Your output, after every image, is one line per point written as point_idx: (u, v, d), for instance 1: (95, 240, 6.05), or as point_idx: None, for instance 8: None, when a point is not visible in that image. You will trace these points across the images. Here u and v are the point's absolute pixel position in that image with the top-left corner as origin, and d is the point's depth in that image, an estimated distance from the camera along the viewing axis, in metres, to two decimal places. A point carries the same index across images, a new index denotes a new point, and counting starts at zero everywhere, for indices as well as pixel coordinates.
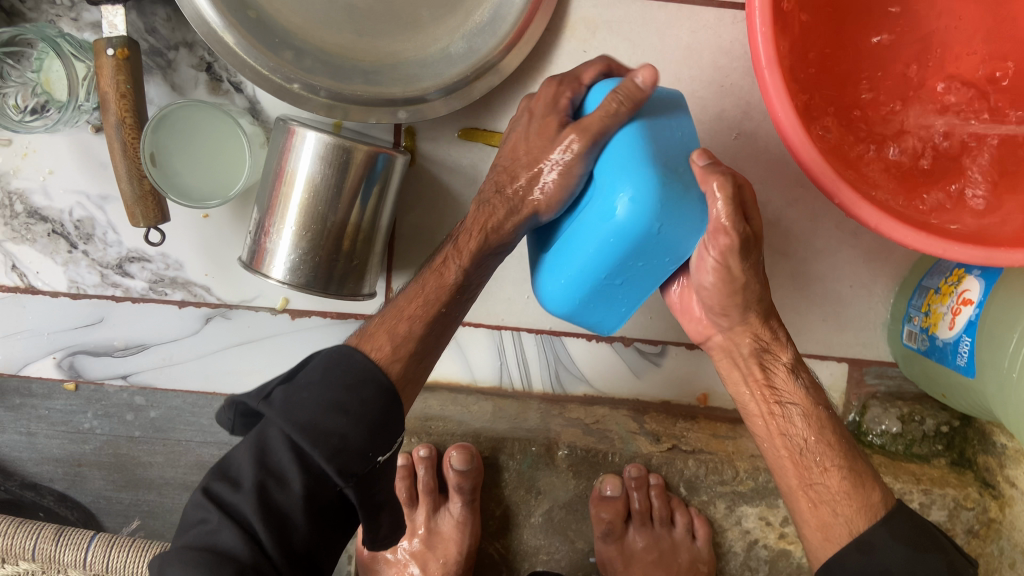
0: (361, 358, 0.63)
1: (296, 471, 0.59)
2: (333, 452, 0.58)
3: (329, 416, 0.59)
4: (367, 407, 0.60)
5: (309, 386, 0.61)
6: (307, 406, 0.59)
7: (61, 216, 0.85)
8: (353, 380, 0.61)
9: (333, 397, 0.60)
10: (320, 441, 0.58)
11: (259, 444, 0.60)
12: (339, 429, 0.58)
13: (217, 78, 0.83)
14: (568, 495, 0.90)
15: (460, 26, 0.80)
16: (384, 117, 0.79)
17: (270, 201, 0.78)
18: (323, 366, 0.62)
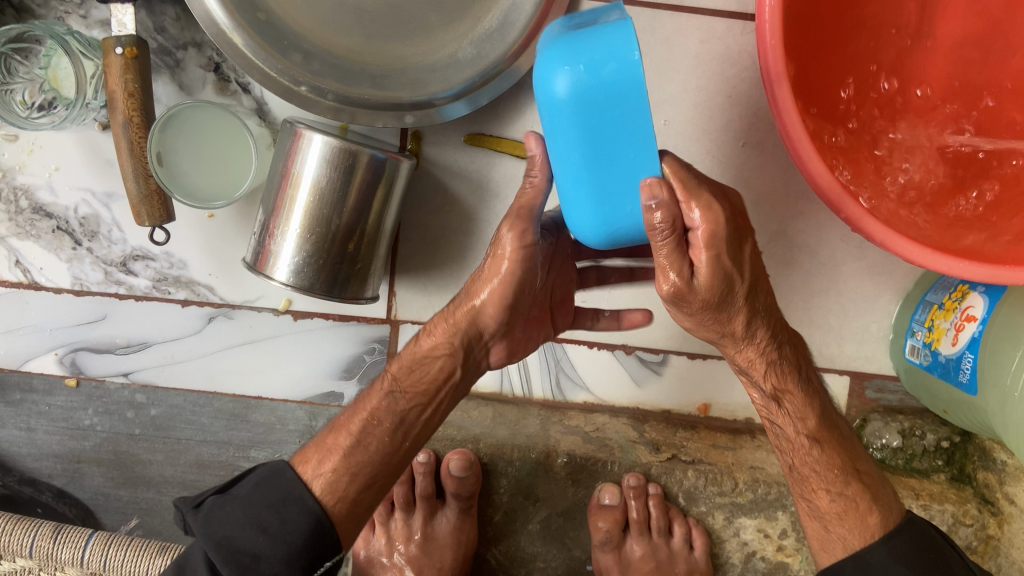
0: (289, 475, 0.67)
1: None
2: (243, 570, 0.62)
3: (247, 532, 0.63)
4: (285, 528, 0.63)
5: (236, 503, 0.66)
6: (228, 522, 0.64)
7: (66, 213, 0.85)
8: (279, 497, 0.65)
9: (256, 516, 0.64)
10: (232, 558, 0.62)
11: (191, 555, 0.66)
12: (253, 549, 0.62)
13: (225, 78, 0.83)
14: (565, 503, 0.92)
15: (469, 31, 0.80)
16: (391, 121, 0.79)
17: (275, 203, 0.79)
18: (256, 480, 0.67)
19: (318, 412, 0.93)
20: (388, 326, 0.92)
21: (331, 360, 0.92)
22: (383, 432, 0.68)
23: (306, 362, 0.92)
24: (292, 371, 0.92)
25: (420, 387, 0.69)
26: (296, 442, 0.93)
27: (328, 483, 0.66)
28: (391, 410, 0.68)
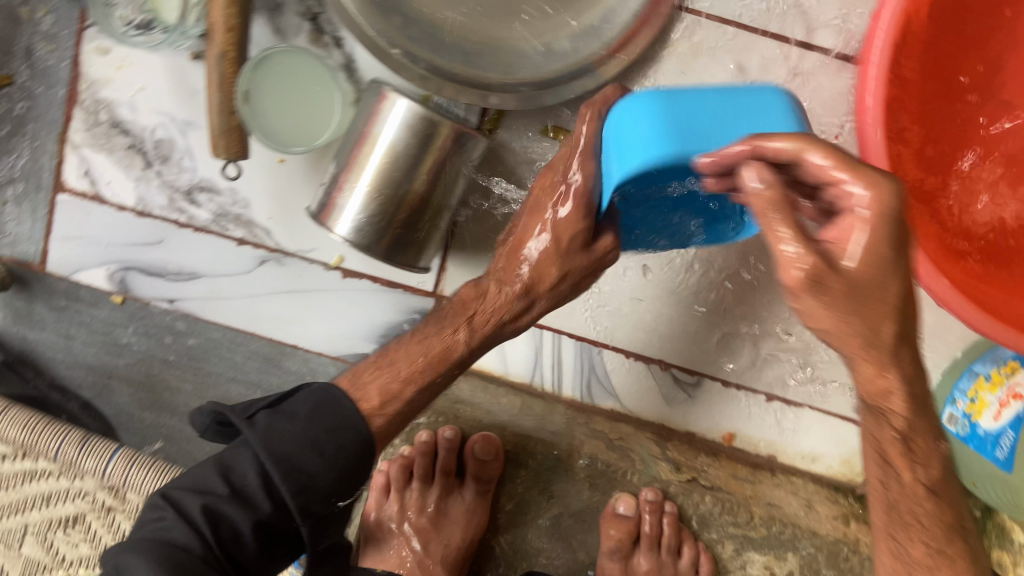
0: (346, 403, 0.66)
1: (263, 496, 0.62)
2: (299, 489, 0.62)
3: (306, 454, 0.62)
4: (341, 452, 0.63)
5: (293, 419, 0.63)
6: (286, 437, 0.62)
7: (143, 134, 0.87)
8: (337, 422, 0.64)
9: (314, 436, 0.63)
10: (290, 475, 0.61)
11: (226, 460, 0.64)
12: (310, 469, 0.62)
13: (321, 29, 0.84)
14: (579, 503, 0.94)
15: (568, 24, 0.80)
16: (473, 100, 0.79)
17: (348, 157, 0.79)
18: (312, 401, 0.65)
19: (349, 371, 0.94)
20: (432, 299, 0.92)
21: (371, 323, 0.93)
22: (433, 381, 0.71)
23: (347, 321, 0.93)
24: (332, 327, 0.93)
25: (450, 349, 0.71)
26: None
27: (383, 420, 0.68)
28: (434, 360, 0.70)
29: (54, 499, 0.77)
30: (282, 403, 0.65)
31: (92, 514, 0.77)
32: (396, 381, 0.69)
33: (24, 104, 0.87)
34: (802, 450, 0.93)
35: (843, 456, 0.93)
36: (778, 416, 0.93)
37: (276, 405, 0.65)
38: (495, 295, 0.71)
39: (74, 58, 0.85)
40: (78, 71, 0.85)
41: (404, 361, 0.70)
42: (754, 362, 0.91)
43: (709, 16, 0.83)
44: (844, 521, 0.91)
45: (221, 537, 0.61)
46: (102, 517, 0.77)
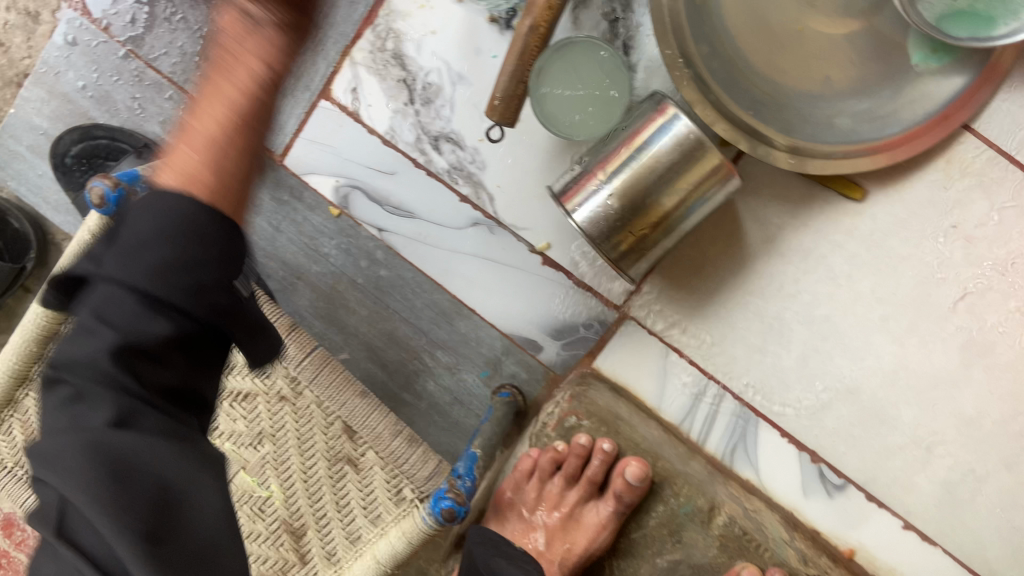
0: (172, 201, 0.53)
1: (158, 322, 0.51)
2: (190, 289, 0.52)
3: (153, 256, 0.51)
4: (209, 234, 0.54)
5: (131, 234, 0.52)
6: (147, 255, 0.51)
7: (417, 73, 0.91)
8: (195, 233, 0.53)
9: (167, 225, 0.52)
10: (165, 281, 0.51)
11: (93, 303, 0.51)
12: (160, 264, 0.51)
13: (616, 33, 0.86)
14: (702, 559, 0.82)
15: (855, 105, 0.81)
16: (743, 144, 0.80)
17: (608, 153, 0.80)
18: (147, 208, 0.54)
19: (513, 351, 0.95)
20: (616, 314, 0.93)
21: (551, 316, 0.94)
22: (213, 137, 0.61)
23: (529, 306, 0.94)
24: (513, 306, 0.94)
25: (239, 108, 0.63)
26: (478, 365, 0.96)
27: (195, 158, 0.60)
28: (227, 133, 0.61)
29: (234, 370, 0.80)
30: (120, 226, 0.53)
31: (263, 397, 0.80)
32: (220, 146, 0.61)
33: None
34: None
35: None
36: (909, 546, 0.91)
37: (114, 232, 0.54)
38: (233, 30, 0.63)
39: None
40: None
41: (183, 151, 0.61)
42: (905, 487, 0.91)
43: (990, 143, 0.84)
44: None
45: (125, 420, 0.52)
46: (271, 404, 0.79)
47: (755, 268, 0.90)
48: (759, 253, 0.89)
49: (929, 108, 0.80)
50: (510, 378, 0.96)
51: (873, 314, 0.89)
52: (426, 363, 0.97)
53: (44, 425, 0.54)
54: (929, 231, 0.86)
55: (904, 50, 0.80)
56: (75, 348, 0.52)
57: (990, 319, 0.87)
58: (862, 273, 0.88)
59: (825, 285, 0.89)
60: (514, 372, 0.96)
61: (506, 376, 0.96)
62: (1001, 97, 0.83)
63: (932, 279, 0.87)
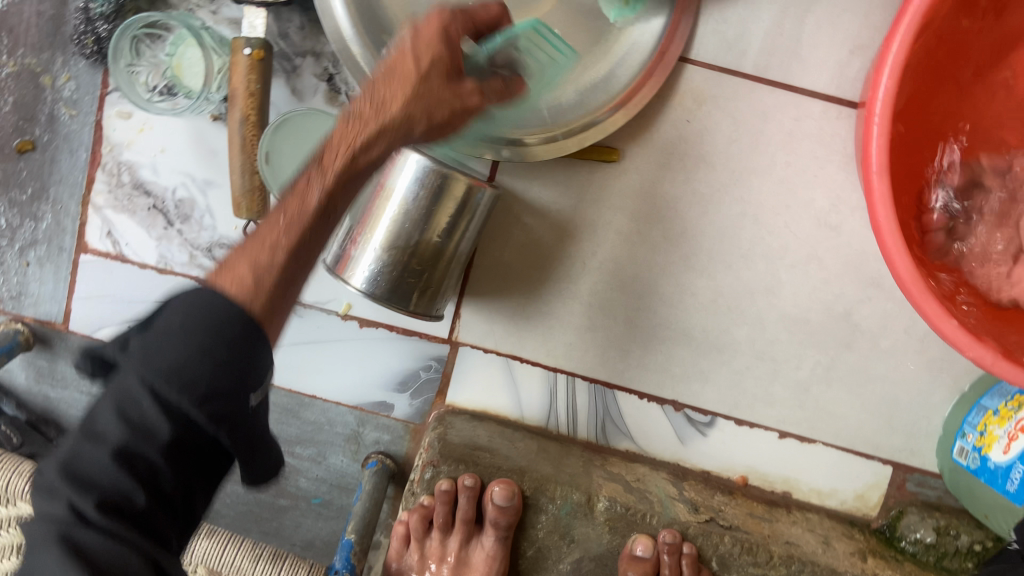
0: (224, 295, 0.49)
1: (160, 420, 0.48)
2: (201, 399, 0.48)
3: (192, 364, 0.47)
4: (212, 373, 0.48)
5: (166, 334, 0.48)
6: (167, 352, 0.48)
7: (164, 194, 0.89)
8: (213, 321, 0.48)
9: (196, 346, 0.48)
10: (184, 388, 0.47)
11: (115, 397, 0.48)
12: (207, 377, 0.48)
13: (336, 89, 0.86)
14: (599, 548, 0.85)
15: (577, 78, 0.85)
16: (488, 152, 0.83)
17: (363, 212, 0.80)
18: (185, 305, 0.49)
19: (368, 420, 0.95)
20: (448, 346, 0.93)
21: (387, 371, 0.94)
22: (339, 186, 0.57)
23: (364, 370, 0.94)
24: (349, 377, 0.94)
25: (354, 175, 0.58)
26: (341, 445, 0.96)
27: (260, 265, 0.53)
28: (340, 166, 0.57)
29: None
30: (153, 318, 0.50)
31: None
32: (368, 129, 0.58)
33: (45, 168, 0.89)
34: (816, 486, 0.95)
35: (858, 491, 0.95)
36: (792, 452, 0.95)
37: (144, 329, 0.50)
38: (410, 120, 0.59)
39: (96, 122, 0.88)
40: (100, 134, 0.88)
41: (263, 232, 0.54)
42: (766, 400, 0.93)
43: (713, 66, 0.86)
44: (862, 558, 0.87)
45: (123, 460, 0.48)
46: None
47: (554, 256, 0.91)
48: (552, 241, 0.91)
49: (643, 55, 0.83)
50: (375, 445, 0.96)
51: (675, 257, 0.91)
52: (291, 464, 0.97)
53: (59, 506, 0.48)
54: (692, 162, 0.89)
55: (599, 12, 0.82)
56: (87, 442, 0.49)
57: (779, 222, 0.89)
58: (649, 224, 0.90)
59: (623, 247, 0.91)
60: (377, 437, 0.95)
61: (370, 444, 0.96)
62: (703, 20, 0.85)
63: (714, 206, 0.89)
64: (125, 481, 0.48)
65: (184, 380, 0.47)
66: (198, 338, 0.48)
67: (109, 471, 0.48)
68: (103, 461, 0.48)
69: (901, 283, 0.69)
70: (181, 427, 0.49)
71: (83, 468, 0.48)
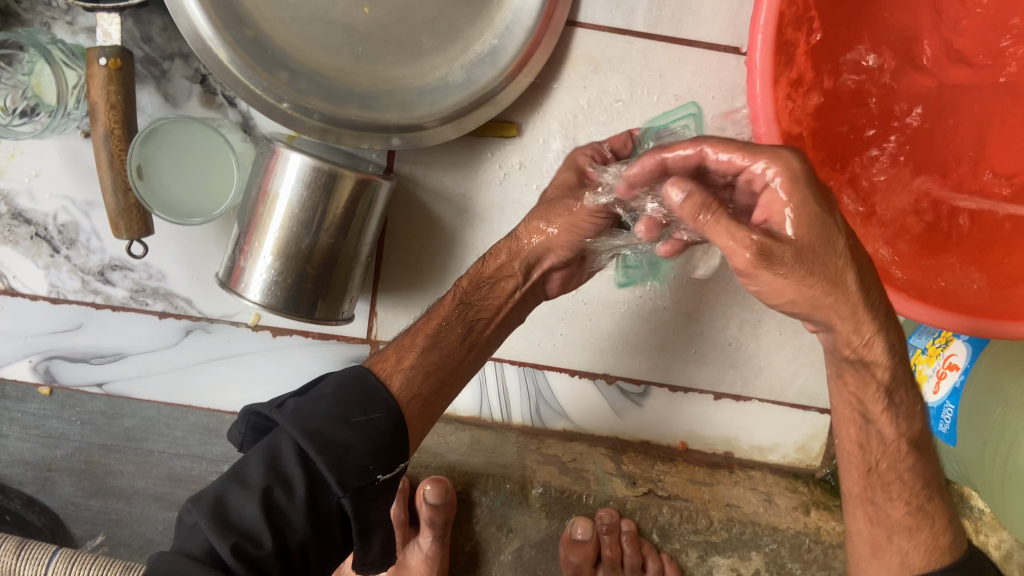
0: (374, 379, 0.68)
1: (299, 475, 0.61)
2: (335, 461, 0.61)
3: (337, 427, 0.62)
4: (372, 425, 0.64)
5: (322, 399, 0.65)
6: (316, 415, 0.63)
7: (45, 220, 0.84)
8: (364, 397, 0.65)
9: (343, 411, 0.64)
10: (325, 448, 0.61)
11: (267, 448, 0.62)
12: (344, 441, 0.62)
13: (212, 91, 0.81)
14: (539, 535, 0.83)
15: (461, 55, 0.79)
16: (377, 143, 0.78)
17: (250, 219, 0.76)
18: (336, 381, 0.67)
19: None
20: (368, 345, 0.90)
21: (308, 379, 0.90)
22: (453, 337, 0.73)
23: (284, 380, 0.90)
24: (270, 388, 0.90)
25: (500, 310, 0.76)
26: None
27: (385, 401, 0.67)
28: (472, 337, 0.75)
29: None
30: (309, 390, 0.68)
31: None
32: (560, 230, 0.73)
33: None
34: (757, 443, 0.94)
35: (798, 442, 0.94)
36: (729, 413, 0.93)
37: (300, 394, 0.67)
38: (507, 276, 0.76)
39: None
40: None
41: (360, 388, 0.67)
42: (698, 363, 0.92)
43: (602, 28, 0.82)
44: (804, 513, 0.86)
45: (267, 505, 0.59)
46: None
47: (464, 242, 0.88)
48: (461, 227, 0.88)
49: (525, 24, 0.78)
50: None
51: None
52: None
53: (219, 515, 0.59)
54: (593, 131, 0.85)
55: None
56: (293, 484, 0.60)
57: None
58: None
59: None
60: None
61: None
62: None
63: None
64: (260, 527, 0.59)
65: (326, 450, 0.61)
66: (353, 402, 0.65)
67: (262, 519, 0.59)
68: (248, 507, 0.59)
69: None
70: (316, 488, 0.61)
71: (231, 506, 0.60)
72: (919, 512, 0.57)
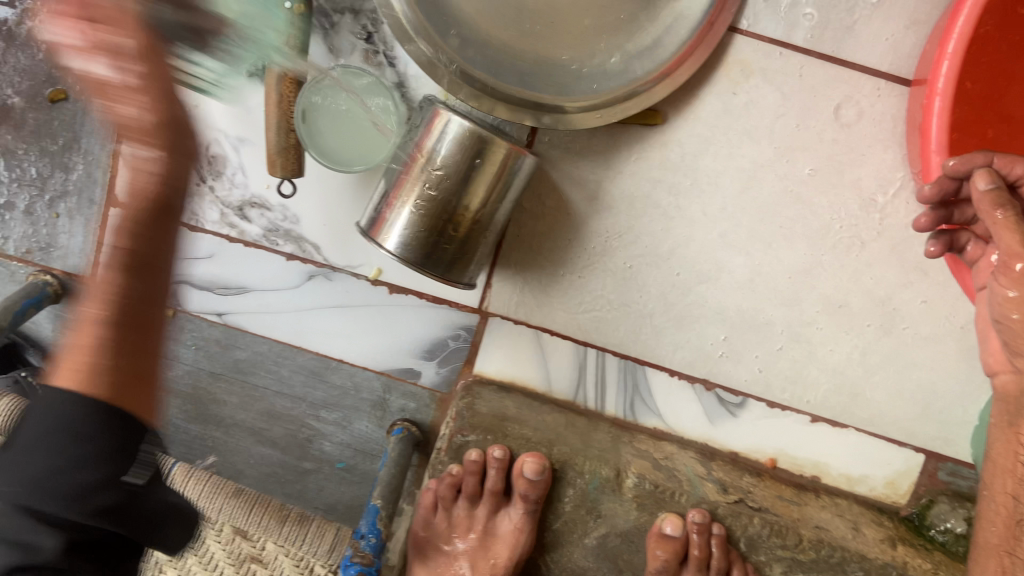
0: (65, 404, 0.52)
1: (41, 531, 0.51)
2: (68, 499, 0.51)
3: (45, 457, 0.51)
4: (106, 429, 0.52)
5: (22, 442, 0.52)
6: (27, 461, 0.51)
7: (196, 149, 0.87)
8: (80, 426, 0.52)
9: (58, 433, 0.51)
10: (49, 497, 0.50)
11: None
12: (73, 475, 0.51)
13: (375, 49, 0.84)
14: (626, 525, 0.84)
15: (622, 46, 0.81)
16: (529, 119, 0.80)
17: (400, 175, 0.78)
18: (29, 422, 0.52)
19: (394, 386, 0.93)
20: (478, 316, 0.92)
21: (416, 340, 0.92)
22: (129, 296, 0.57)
23: (392, 338, 0.92)
24: (378, 343, 0.93)
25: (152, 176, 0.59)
26: (366, 411, 0.94)
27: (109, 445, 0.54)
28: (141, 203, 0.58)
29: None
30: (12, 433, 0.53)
31: None
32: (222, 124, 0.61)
33: (76, 119, 0.88)
34: (846, 472, 0.93)
35: (887, 477, 0.93)
36: (823, 437, 0.93)
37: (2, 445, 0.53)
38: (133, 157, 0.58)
39: None
40: None
41: (76, 349, 0.55)
42: (800, 383, 0.92)
43: (762, 38, 0.84)
44: (892, 545, 0.85)
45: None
46: None
47: (589, 228, 0.89)
48: (589, 213, 0.89)
49: (691, 24, 0.79)
50: (400, 412, 0.94)
51: (712, 234, 0.89)
52: (315, 427, 0.95)
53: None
54: (735, 138, 0.86)
55: None
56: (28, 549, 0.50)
57: (825, 205, 0.87)
58: (688, 198, 0.88)
59: (660, 222, 0.89)
60: (403, 405, 0.94)
61: (395, 412, 0.94)
62: None
63: (754, 182, 0.87)
64: None
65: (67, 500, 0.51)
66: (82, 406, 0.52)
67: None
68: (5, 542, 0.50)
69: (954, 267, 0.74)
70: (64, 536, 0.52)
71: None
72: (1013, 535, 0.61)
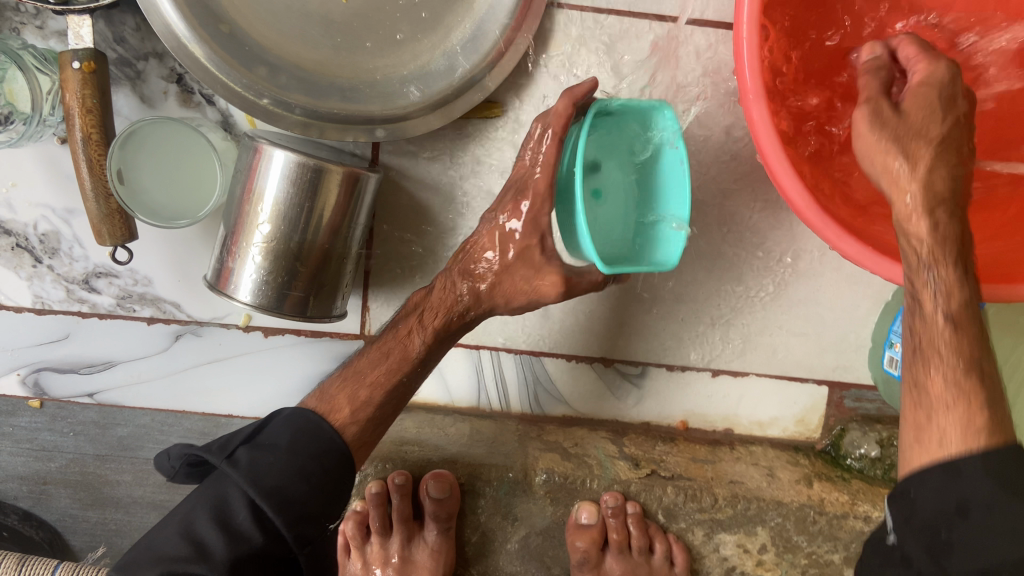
0: (327, 426, 0.70)
1: (217, 544, 0.63)
2: (294, 517, 0.66)
3: (294, 482, 0.66)
4: (327, 475, 0.68)
5: (275, 451, 0.67)
6: (271, 470, 0.66)
7: (25, 230, 0.81)
8: (318, 448, 0.69)
9: (300, 465, 0.67)
10: (284, 506, 0.66)
11: (218, 500, 0.66)
12: (301, 496, 0.67)
13: (189, 89, 0.80)
14: (544, 522, 0.87)
15: (442, 43, 0.78)
16: (361, 135, 0.77)
17: (235, 221, 0.74)
18: (289, 430, 0.69)
19: None
20: (362, 341, 0.89)
21: (302, 377, 0.89)
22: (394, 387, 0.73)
23: (276, 382, 0.89)
24: (263, 390, 0.90)
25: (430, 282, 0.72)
26: None
27: (353, 429, 0.72)
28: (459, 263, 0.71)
29: None
30: (257, 433, 0.70)
31: None
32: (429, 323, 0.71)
33: None
34: (756, 418, 0.94)
35: (797, 415, 0.93)
36: (725, 389, 0.93)
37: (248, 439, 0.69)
38: None
39: None
40: None
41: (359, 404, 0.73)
42: (693, 341, 0.91)
43: (584, 8, 0.81)
44: (808, 484, 0.86)
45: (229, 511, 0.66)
46: None
47: (454, 231, 0.87)
48: (451, 216, 0.86)
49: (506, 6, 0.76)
50: None
51: None
52: None
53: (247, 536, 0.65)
54: None
55: None
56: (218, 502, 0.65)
57: None
58: None
59: None
60: None
61: None
62: None
63: None
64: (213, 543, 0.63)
65: (282, 499, 0.66)
66: (306, 461, 0.68)
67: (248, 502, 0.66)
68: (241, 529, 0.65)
69: (794, 209, 0.61)
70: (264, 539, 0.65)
71: (155, 543, 0.65)
72: (970, 400, 0.51)
